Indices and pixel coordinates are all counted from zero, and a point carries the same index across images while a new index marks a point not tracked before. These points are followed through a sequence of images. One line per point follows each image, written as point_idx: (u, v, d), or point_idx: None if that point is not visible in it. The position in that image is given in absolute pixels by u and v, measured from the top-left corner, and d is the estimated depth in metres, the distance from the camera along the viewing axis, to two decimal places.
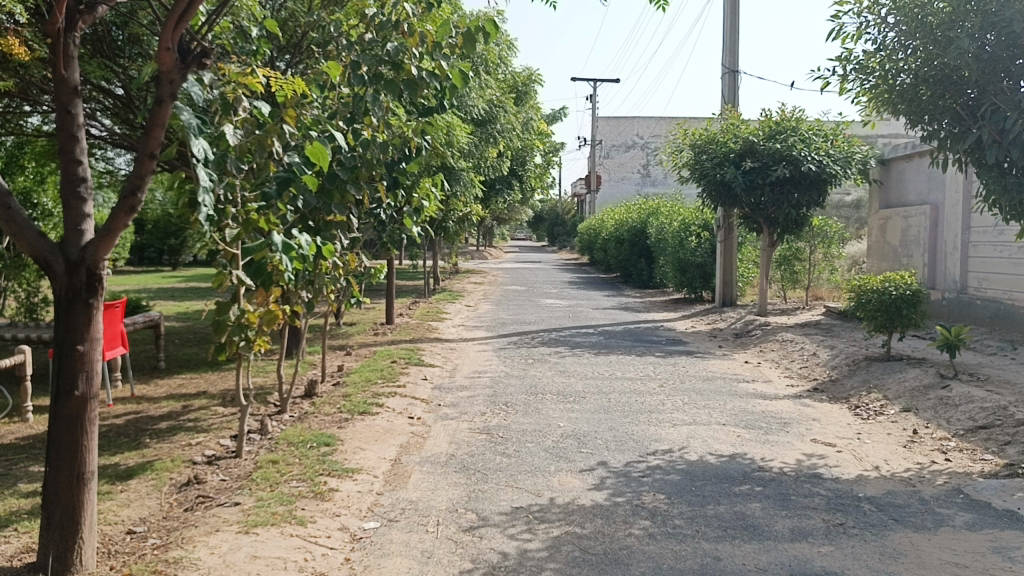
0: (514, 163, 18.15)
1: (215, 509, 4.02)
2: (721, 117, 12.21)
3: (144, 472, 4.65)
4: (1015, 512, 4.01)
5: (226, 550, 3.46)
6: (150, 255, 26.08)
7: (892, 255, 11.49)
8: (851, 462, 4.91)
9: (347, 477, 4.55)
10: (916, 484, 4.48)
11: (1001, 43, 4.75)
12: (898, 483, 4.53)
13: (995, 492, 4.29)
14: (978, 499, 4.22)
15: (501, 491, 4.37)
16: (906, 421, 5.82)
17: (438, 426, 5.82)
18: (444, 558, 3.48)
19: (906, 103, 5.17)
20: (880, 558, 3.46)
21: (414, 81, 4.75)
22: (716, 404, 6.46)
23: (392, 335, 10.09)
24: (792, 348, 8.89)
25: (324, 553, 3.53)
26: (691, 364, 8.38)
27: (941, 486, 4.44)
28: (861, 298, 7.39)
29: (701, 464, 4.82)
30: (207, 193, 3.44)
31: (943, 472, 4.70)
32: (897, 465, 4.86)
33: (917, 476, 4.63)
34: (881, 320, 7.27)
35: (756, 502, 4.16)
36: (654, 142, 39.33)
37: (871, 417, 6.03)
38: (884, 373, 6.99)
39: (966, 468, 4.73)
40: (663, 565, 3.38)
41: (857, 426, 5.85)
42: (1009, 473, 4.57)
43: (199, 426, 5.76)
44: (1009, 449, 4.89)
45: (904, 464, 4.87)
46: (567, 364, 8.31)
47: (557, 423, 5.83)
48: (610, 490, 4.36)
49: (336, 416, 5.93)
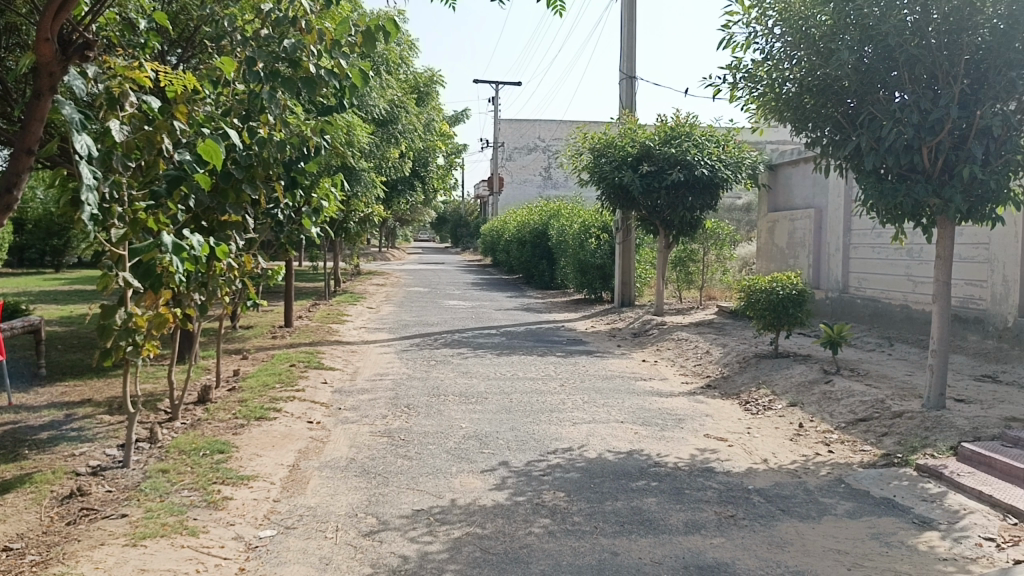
0: (416, 164, 18.05)
1: (101, 522, 3.84)
2: (619, 121, 12.48)
3: (22, 486, 4.39)
4: (889, 499, 4.25)
5: (112, 564, 3.31)
6: (29, 255, 24.65)
7: (780, 256, 12.00)
8: (741, 455, 5.10)
9: (243, 484, 4.42)
10: (802, 475, 4.70)
11: (877, 56, 5.00)
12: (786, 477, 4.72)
13: (873, 480, 4.54)
14: (859, 488, 4.45)
15: (402, 494, 4.33)
16: (793, 416, 6.08)
17: (338, 430, 5.72)
18: (343, 564, 3.43)
19: (791, 111, 5.45)
20: (768, 548, 3.60)
21: (312, 79, 4.63)
22: (615, 402, 6.59)
23: (290, 338, 9.86)
24: (687, 346, 9.18)
25: (217, 564, 3.42)
26: (591, 363, 8.53)
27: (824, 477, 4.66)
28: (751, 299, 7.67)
29: (600, 461, 4.91)
30: (91, 191, 3.27)
31: (826, 462, 4.95)
32: (784, 457, 5.08)
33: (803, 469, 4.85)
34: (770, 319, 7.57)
35: (652, 497, 4.27)
36: (555, 145, 39.83)
37: (760, 412, 6.28)
38: (772, 369, 7.30)
39: (847, 458, 4.98)
40: (563, 562, 3.43)
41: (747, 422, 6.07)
42: (885, 462, 4.85)
43: (83, 436, 5.48)
44: (886, 440, 5.17)
45: (790, 456, 5.10)
46: (470, 365, 8.32)
47: (459, 424, 5.83)
48: (511, 490, 4.39)
49: (231, 422, 5.75)
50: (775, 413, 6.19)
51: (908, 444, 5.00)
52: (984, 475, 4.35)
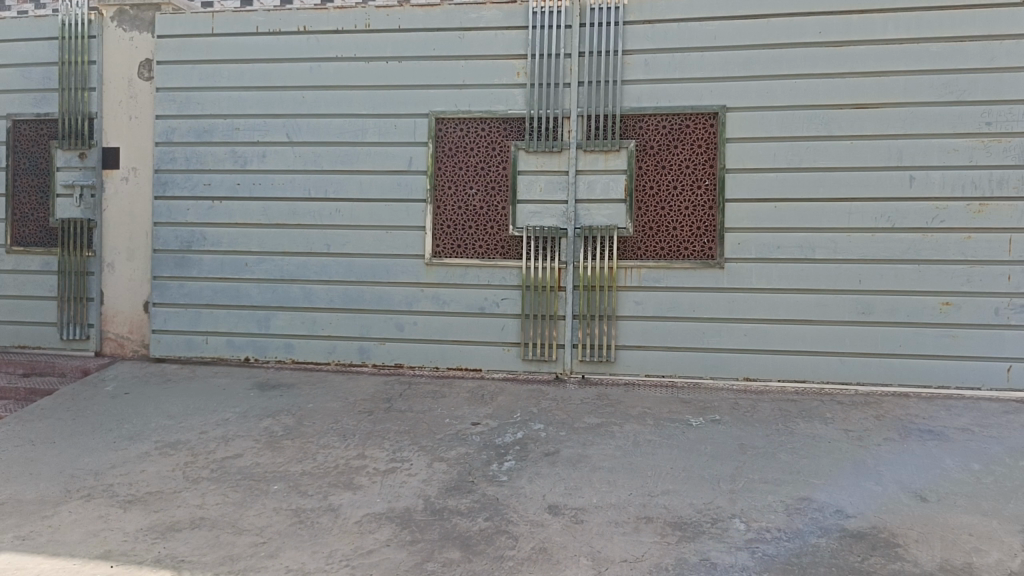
0: None
1: None
2: None
3: None
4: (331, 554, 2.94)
5: None
6: None
7: None
8: (189, 484, 3.59)
9: None
10: (245, 513, 3.29)
11: None
12: (218, 548, 2.97)
13: (344, 553, 2.91)
14: (315, 565, 2.82)
15: None
16: (292, 413, 4.53)
17: None
18: None
19: None
20: None
21: None
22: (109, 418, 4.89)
23: None
24: None
25: None
26: None
27: (274, 551, 2.94)
28: (240, 287, 5.60)
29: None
30: None
31: (299, 488, 3.52)
32: (254, 479, 3.63)
33: (245, 533, 3.09)
34: (264, 311, 5.58)
35: None
36: None
37: (254, 407, 4.65)
38: None
39: (311, 505, 3.34)
40: None
41: (224, 425, 4.38)
42: (376, 485, 3.54)
43: None
44: (383, 476, 3.64)
45: (262, 477, 3.62)
46: None
47: None
48: None
49: None
50: (272, 410, 4.58)
51: (403, 487, 3.52)
52: (487, 542, 2.98)
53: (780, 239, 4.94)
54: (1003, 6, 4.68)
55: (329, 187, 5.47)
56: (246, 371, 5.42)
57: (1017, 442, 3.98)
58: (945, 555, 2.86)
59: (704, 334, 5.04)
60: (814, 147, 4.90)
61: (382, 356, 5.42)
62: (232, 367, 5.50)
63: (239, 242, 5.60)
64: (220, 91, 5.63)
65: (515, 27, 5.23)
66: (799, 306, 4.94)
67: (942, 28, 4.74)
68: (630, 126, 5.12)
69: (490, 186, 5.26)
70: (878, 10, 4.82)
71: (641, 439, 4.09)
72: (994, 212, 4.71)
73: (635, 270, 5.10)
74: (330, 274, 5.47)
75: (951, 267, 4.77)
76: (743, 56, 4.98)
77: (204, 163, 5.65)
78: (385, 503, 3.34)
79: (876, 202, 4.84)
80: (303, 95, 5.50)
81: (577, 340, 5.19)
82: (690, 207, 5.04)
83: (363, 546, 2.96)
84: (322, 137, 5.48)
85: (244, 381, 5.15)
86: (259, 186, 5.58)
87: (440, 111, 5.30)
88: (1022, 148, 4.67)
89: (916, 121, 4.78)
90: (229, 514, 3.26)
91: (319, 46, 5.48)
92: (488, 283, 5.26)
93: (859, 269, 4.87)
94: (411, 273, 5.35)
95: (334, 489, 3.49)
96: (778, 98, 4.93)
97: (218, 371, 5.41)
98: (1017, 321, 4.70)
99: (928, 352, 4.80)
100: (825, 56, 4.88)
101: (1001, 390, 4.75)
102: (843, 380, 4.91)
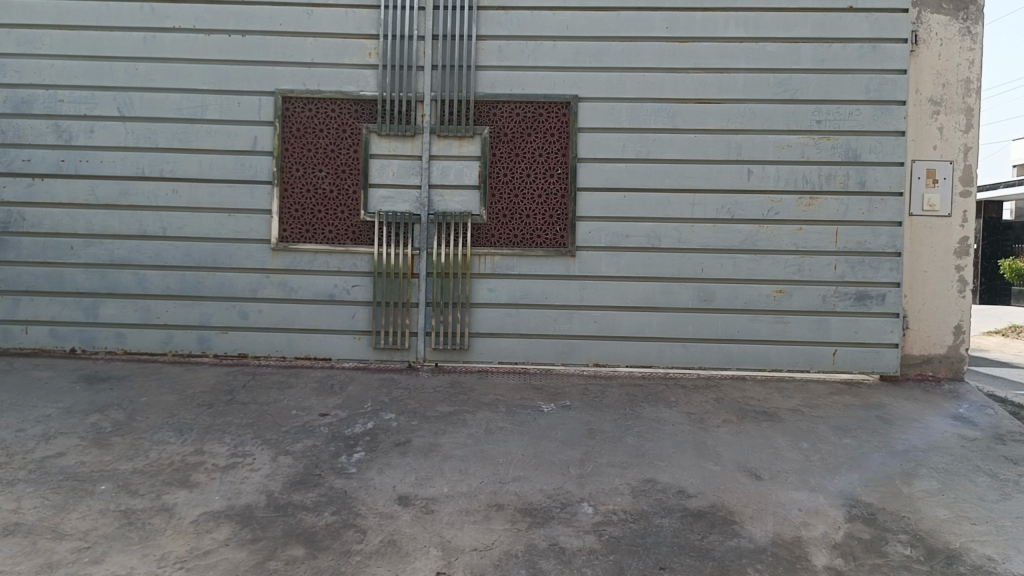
0: None
1: None
2: None
3: None
4: (165, 553, 2.72)
5: None
6: None
7: None
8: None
9: None
10: (65, 516, 2.99)
11: None
12: (34, 555, 2.69)
13: (177, 556, 2.71)
14: (145, 570, 2.60)
15: None
16: (123, 408, 4.20)
17: None
18: None
19: None
20: None
21: None
22: None
23: None
24: None
25: None
26: None
27: (99, 557, 2.69)
28: (63, 272, 5.16)
29: None
30: None
31: (133, 483, 3.29)
32: (77, 478, 3.33)
33: (67, 538, 2.82)
34: (91, 299, 5.16)
35: None
36: None
37: (80, 402, 4.27)
38: None
39: (142, 505, 3.09)
40: None
41: (44, 421, 3.98)
42: (215, 480, 3.34)
43: None
44: (222, 472, 3.42)
45: (87, 476, 3.35)
46: None
47: None
48: None
49: None
50: (100, 405, 4.22)
51: (243, 483, 3.33)
52: (334, 538, 2.86)
53: (628, 229, 5.06)
54: (832, 11, 4.97)
55: (165, 166, 5.12)
56: (70, 363, 4.99)
57: (840, 421, 4.25)
58: (776, 530, 3.00)
59: (556, 321, 5.09)
60: (660, 139, 5.03)
61: (224, 346, 5.14)
62: (55, 360, 5.04)
63: (61, 224, 5.15)
64: (41, 58, 5.15)
65: (366, 6, 5.07)
66: (646, 295, 5.07)
67: (778, 29, 4.99)
68: (484, 112, 5.08)
69: (341, 170, 5.08)
70: (720, 9, 5.02)
71: (492, 426, 4.07)
72: (821, 206, 5.02)
73: (488, 257, 5.08)
74: (166, 259, 5.13)
75: (785, 257, 5.03)
76: (592, 47, 5.04)
77: (22, 137, 5.16)
78: (224, 502, 3.14)
79: (717, 195, 5.04)
80: (136, 66, 5.12)
81: (430, 328, 5.11)
82: (542, 194, 5.07)
83: (199, 547, 2.77)
84: (156, 113, 5.12)
85: (68, 374, 4.74)
86: (86, 163, 5.15)
87: (288, 89, 5.06)
88: (847, 146, 4.99)
89: (754, 117, 5.00)
90: (49, 519, 2.96)
91: (153, 14, 5.11)
92: (339, 270, 5.08)
93: (701, 259, 5.06)
94: (256, 259, 5.10)
95: (167, 488, 3.25)
96: (626, 90, 5.04)
97: (38, 362, 4.94)
98: (843, 308, 5.02)
99: (763, 337, 5.05)
100: (670, 51, 5.02)
101: (827, 372, 5.07)
102: (685, 365, 5.09)
